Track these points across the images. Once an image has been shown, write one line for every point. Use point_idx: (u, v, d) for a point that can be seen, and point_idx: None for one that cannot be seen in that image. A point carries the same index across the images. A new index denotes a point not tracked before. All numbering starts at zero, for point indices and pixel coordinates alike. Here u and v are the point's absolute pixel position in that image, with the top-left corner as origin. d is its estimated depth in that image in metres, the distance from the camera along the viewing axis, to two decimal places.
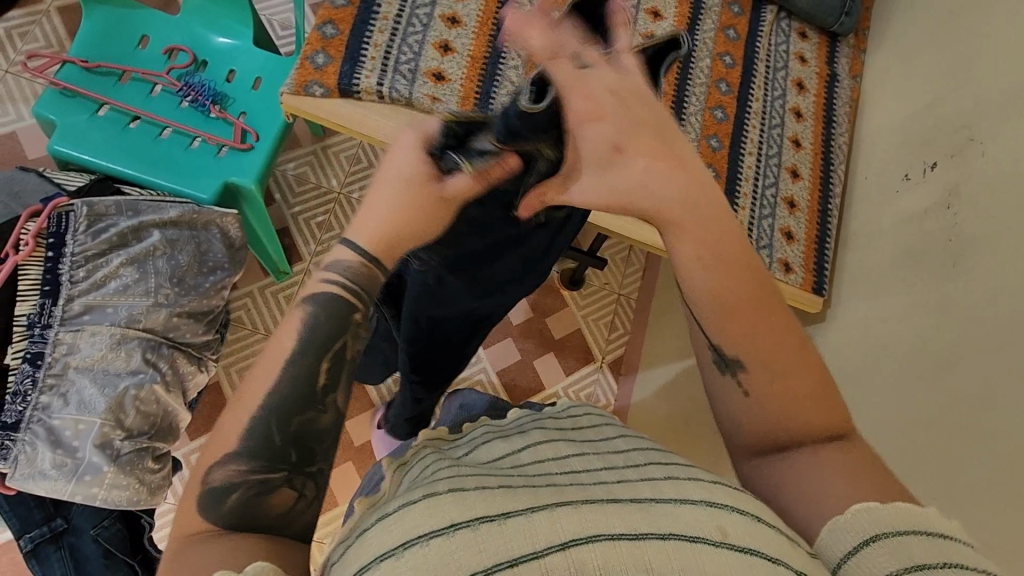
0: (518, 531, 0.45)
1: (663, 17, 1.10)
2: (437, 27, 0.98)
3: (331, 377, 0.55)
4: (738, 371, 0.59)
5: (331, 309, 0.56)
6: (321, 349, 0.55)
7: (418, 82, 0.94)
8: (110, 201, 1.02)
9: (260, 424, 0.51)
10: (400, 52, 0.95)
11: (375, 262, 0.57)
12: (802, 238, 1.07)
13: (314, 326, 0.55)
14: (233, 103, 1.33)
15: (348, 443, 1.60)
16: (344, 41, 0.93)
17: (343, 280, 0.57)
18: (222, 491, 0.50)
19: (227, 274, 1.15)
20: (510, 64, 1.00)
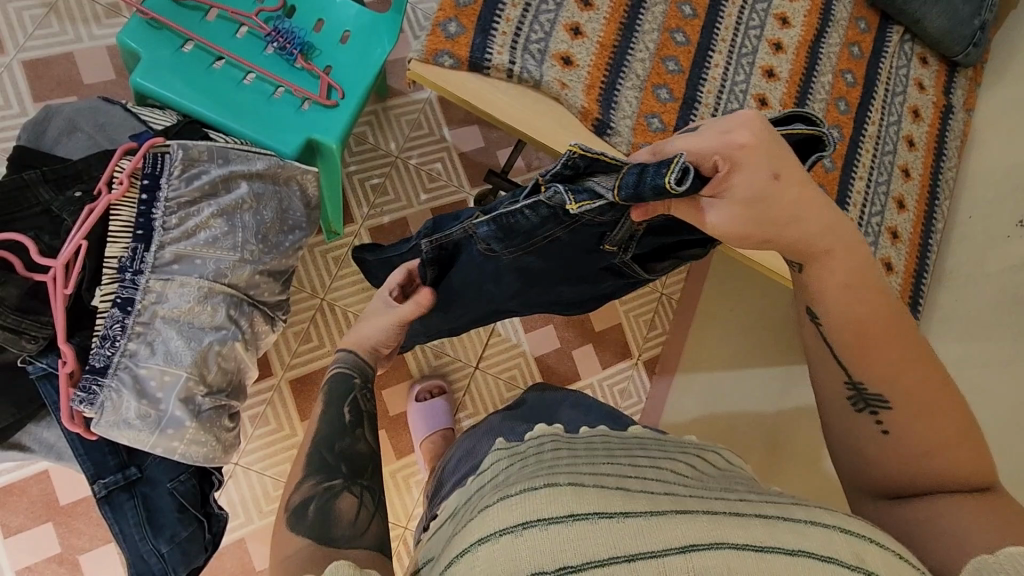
0: (636, 531, 0.48)
1: (792, 25, 1.05)
2: (570, 8, 0.93)
3: (356, 416, 0.82)
4: (877, 408, 0.60)
5: (338, 378, 0.87)
6: (343, 397, 0.84)
7: (547, 64, 0.90)
8: (203, 146, 0.97)
9: (319, 454, 0.75)
10: (532, 29, 0.91)
11: (358, 352, 0.90)
12: (900, 270, 1.05)
13: (331, 384, 0.85)
14: (320, 55, 1.27)
15: (383, 413, 1.57)
16: (477, 10, 0.88)
17: (346, 363, 0.88)
18: (300, 509, 0.68)
19: (304, 234, 1.11)
20: (638, 56, 0.96)
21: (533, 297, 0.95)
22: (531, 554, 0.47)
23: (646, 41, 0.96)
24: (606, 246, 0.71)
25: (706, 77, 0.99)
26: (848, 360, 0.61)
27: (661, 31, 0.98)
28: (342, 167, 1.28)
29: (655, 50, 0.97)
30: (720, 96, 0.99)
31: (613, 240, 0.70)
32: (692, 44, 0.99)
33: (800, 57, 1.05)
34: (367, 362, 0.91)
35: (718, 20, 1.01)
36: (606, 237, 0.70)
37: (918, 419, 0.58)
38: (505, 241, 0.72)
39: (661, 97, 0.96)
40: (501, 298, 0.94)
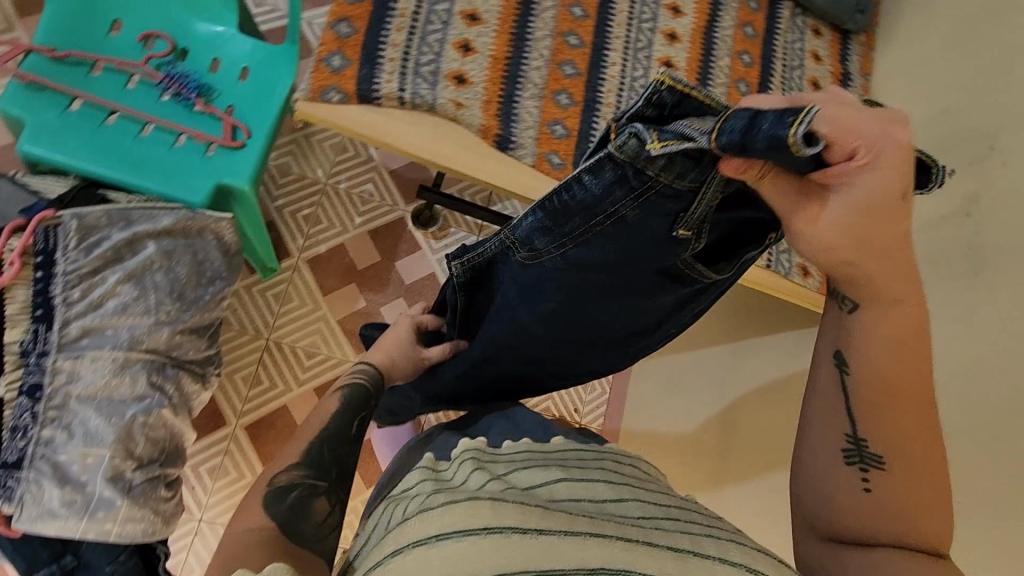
0: (548, 548, 0.49)
1: (683, 14, 1.07)
2: (458, 26, 0.92)
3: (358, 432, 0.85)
4: (869, 467, 0.61)
5: (358, 389, 0.91)
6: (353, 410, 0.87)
7: (440, 85, 0.89)
8: (100, 211, 0.95)
9: (317, 449, 0.78)
10: (420, 52, 0.89)
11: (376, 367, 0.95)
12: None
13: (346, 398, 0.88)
14: (220, 95, 1.23)
15: None
16: (361, 41, 0.87)
17: (361, 376, 0.93)
18: (286, 489, 0.72)
19: (225, 283, 1.08)
20: (534, 65, 0.95)
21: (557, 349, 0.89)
22: (442, 565, 0.49)
23: (540, 48, 0.96)
24: (680, 232, 0.63)
25: (606, 76, 0.98)
26: (859, 408, 0.63)
27: (554, 36, 0.98)
28: (260, 209, 1.25)
29: (551, 56, 0.96)
30: (622, 93, 0.99)
31: (687, 224, 0.62)
32: (587, 45, 0.99)
33: (695, 45, 1.06)
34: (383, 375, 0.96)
35: (610, 18, 1.02)
36: (682, 218, 0.61)
37: (901, 483, 0.60)
38: (552, 224, 0.66)
39: (562, 102, 0.95)
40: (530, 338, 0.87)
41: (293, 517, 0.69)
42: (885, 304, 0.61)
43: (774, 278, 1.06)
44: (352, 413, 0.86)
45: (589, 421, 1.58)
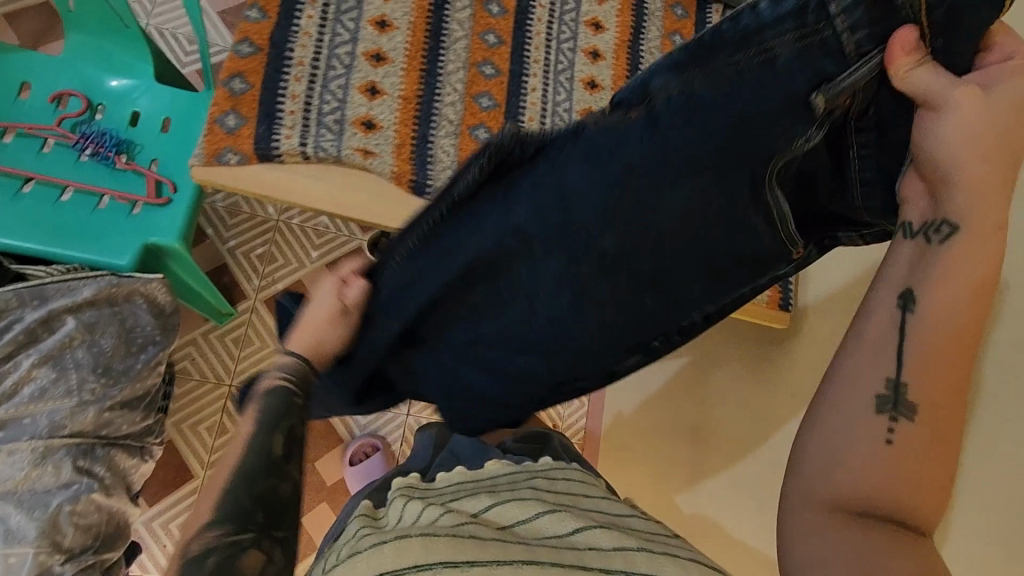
0: None
1: (605, 29, 0.99)
2: (362, 67, 0.88)
3: (284, 451, 0.63)
4: (901, 416, 0.54)
5: (277, 397, 0.65)
6: (273, 423, 0.64)
7: (347, 135, 0.85)
8: (10, 293, 0.92)
9: (233, 495, 0.59)
10: (322, 100, 0.85)
11: (308, 361, 0.68)
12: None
13: (265, 408, 0.64)
14: (142, 150, 1.19)
15: (320, 485, 1.46)
16: (257, 95, 0.84)
17: (287, 376, 0.66)
18: (201, 555, 0.56)
19: (161, 347, 1.03)
20: (447, 101, 0.90)
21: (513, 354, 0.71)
22: None
23: (453, 82, 0.91)
24: (818, 98, 0.56)
25: (526, 105, 0.93)
26: (913, 360, 0.56)
27: (468, 67, 0.92)
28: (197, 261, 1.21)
29: (465, 89, 0.91)
30: (543, 121, 0.94)
31: (831, 97, 0.56)
32: (504, 72, 0.94)
33: (621, 61, 0.99)
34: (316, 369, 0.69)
35: (527, 41, 0.96)
36: (836, 81, 0.56)
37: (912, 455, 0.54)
38: (686, 81, 0.57)
39: (480, 136, 0.91)
40: (505, 300, 0.66)
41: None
42: (973, 237, 0.56)
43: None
44: (284, 417, 0.64)
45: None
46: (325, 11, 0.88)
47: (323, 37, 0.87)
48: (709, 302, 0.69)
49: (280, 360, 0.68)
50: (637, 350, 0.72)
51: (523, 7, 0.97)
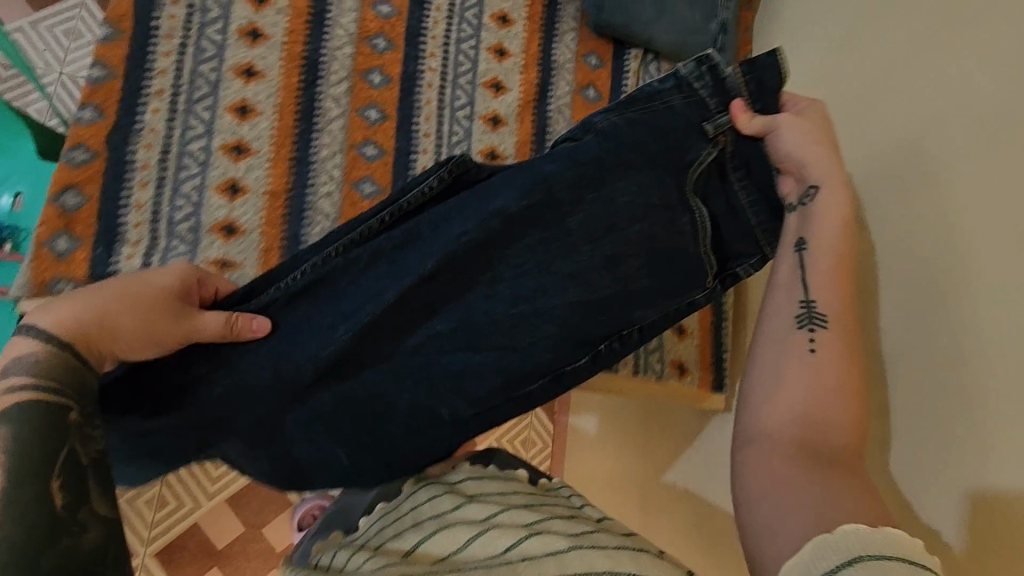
0: None
1: (507, 90, 0.89)
2: (219, 164, 0.76)
3: (72, 495, 0.42)
4: (816, 326, 0.62)
5: (36, 419, 0.44)
6: (44, 467, 0.42)
7: (203, 244, 0.74)
8: None
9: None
10: (173, 205, 0.74)
11: (67, 345, 0.50)
12: (696, 330, 0.91)
13: (19, 445, 0.42)
14: None
15: (269, 553, 1.18)
16: (101, 172, 0.72)
17: (27, 377, 0.46)
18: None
19: None
20: (322, 192, 0.79)
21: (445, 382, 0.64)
22: None
23: (330, 130, 0.81)
24: (706, 130, 0.70)
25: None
26: (817, 263, 0.64)
27: (346, 149, 0.81)
28: None
29: (342, 177, 0.80)
30: (439, 154, 0.84)
31: (713, 127, 0.70)
32: (389, 151, 0.82)
33: (525, 123, 0.89)
34: (82, 355, 0.51)
35: (415, 113, 0.84)
36: (710, 117, 0.70)
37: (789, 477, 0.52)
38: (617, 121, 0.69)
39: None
40: (472, 286, 0.65)
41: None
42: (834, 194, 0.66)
43: (639, 386, 0.88)
44: (58, 441, 0.44)
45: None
46: (174, 97, 0.76)
47: (172, 132, 0.75)
48: (648, 311, 0.69)
49: (14, 352, 0.49)
50: (582, 350, 0.68)
51: (409, 73, 0.85)
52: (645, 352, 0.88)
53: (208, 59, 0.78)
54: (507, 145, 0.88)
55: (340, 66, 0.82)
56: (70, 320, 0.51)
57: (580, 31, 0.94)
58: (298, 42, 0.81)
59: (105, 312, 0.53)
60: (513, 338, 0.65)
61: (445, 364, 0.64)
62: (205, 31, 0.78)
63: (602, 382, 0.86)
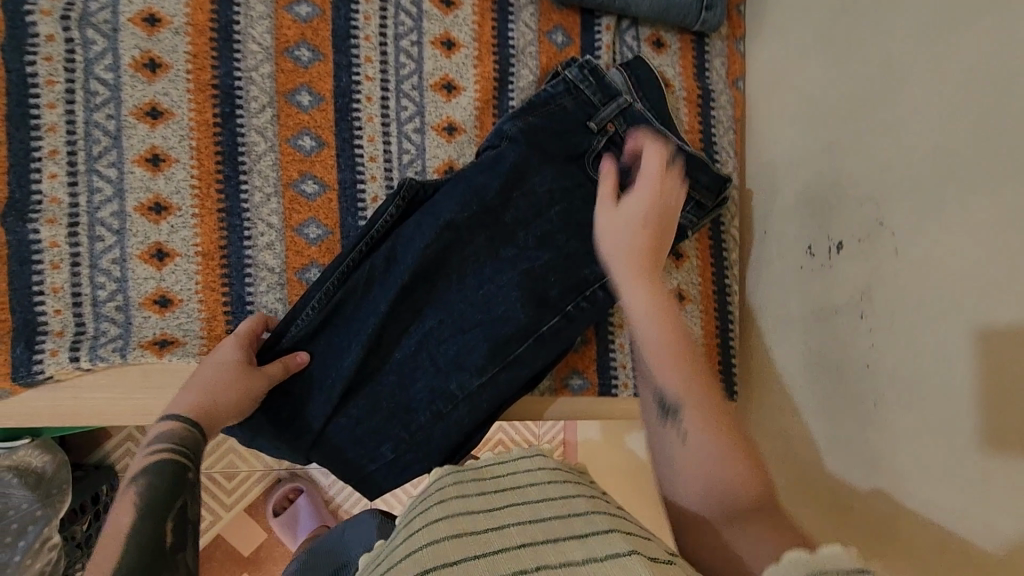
0: None
1: (461, 89, 0.76)
2: (138, 228, 0.66)
3: (178, 538, 0.48)
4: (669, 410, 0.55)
5: (161, 476, 0.52)
6: (160, 512, 0.49)
7: (136, 322, 0.66)
8: None
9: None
10: (95, 285, 0.65)
11: (198, 426, 0.59)
12: (699, 338, 0.83)
13: (148, 491, 0.50)
14: None
15: None
16: (3, 257, 0.63)
17: (168, 444, 0.56)
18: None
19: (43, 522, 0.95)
20: (261, 243, 0.70)
21: (440, 365, 0.72)
22: None
23: (261, 168, 0.70)
24: (592, 125, 0.75)
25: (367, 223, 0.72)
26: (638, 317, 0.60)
27: (282, 189, 0.71)
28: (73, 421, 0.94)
29: (281, 223, 0.71)
30: (389, 179, 0.74)
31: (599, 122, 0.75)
32: (331, 184, 0.72)
33: (486, 126, 0.78)
34: (205, 433, 0.60)
35: (355, 134, 0.73)
36: (596, 114, 0.75)
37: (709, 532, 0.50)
38: (530, 129, 0.73)
39: (312, 279, 0.71)
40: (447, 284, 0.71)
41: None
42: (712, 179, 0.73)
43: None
44: (174, 497, 0.51)
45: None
46: (72, 157, 0.65)
47: (78, 198, 0.65)
48: (601, 267, 0.74)
49: (155, 428, 0.58)
50: (553, 311, 0.73)
51: (343, 88, 0.73)
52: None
53: (103, 103, 0.66)
54: (467, 152, 0.77)
55: (260, 91, 0.70)
56: (192, 403, 0.60)
57: (541, 2, 0.79)
58: (206, 67, 0.69)
59: (216, 392, 0.62)
60: (489, 314, 0.71)
61: (442, 352, 0.71)
62: (92, 70, 0.66)
63: (602, 408, 0.80)
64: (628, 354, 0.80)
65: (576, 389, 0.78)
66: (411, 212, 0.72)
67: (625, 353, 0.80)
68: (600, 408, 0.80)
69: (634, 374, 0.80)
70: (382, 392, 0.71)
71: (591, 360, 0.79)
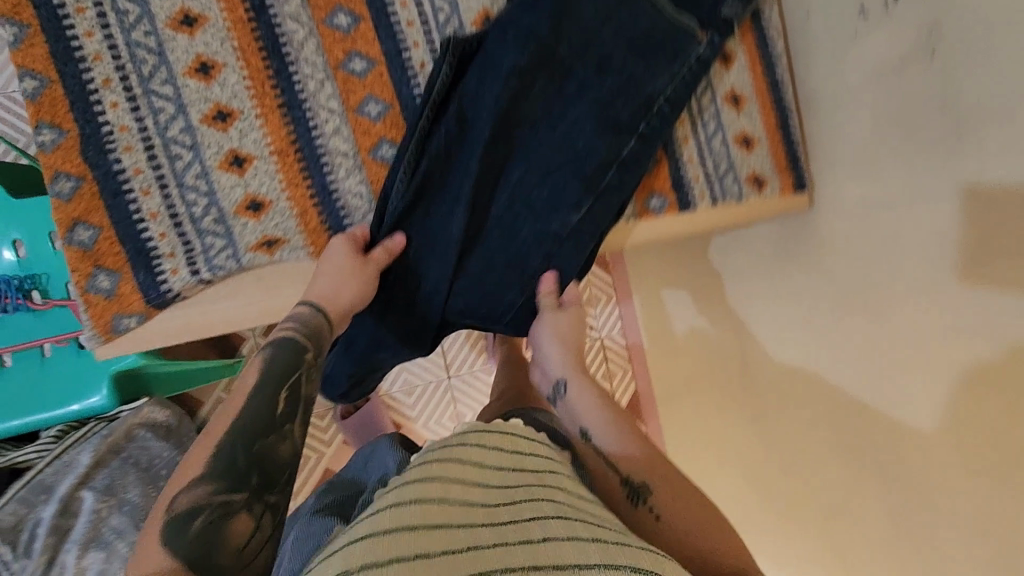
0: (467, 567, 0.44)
1: None
2: (210, 140, 0.67)
3: (290, 409, 0.59)
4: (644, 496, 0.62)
5: (283, 350, 0.62)
6: (279, 383, 0.60)
7: (237, 230, 0.68)
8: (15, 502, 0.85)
9: (228, 446, 0.54)
10: (188, 202, 0.66)
11: (322, 314, 0.66)
12: (763, 136, 0.85)
13: (272, 364, 0.61)
14: (51, 279, 0.99)
15: None
16: (96, 193, 0.64)
17: (296, 328, 0.64)
18: (188, 514, 0.49)
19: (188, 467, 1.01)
20: (329, 130, 0.70)
21: (537, 210, 0.75)
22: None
23: (307, 56, 0.69)
24: None
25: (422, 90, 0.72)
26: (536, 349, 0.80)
27: (333, 73, 0.70)
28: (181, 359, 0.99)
29: (342, 106, 0.71)
30: (431, 42, 0.73)
31: None
32: (377, 57, 0.72)
33: None
34: (330, 325, 0.67)
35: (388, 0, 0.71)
36: None
37: (671, 496, 0.62)
38: None
39: (387, 155, 0.72)
40: (524, 129, 0.73)
41: (198, 555, 0.48)
42: None
43: (720, 212, 0.86)
44: (295, 366, 0.62)
45: (610, 338, 1.34)
46: (126, 82, 0.64)
47: (144, 121, 0.65)
48: (663, 81, 0.75)
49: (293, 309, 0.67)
50: (628, 134, 0.74)
51: None
52: (718, 177, 0.83)
53: (137, 21, 0.64)
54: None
55: None
56: (324, 292, 0.66)
57: None
58: None
59: (339, 287, 0.67)
60: (572, 151, 0.74)
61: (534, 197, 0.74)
62: None
63: (682, 221, 0.85)
64: (698, 165, 0.83)
65: (657, 209, 0.82)
66: (464, 71, 0.70)
67: (693, 164, 0.83)
68: (679, 220, 0.85)
69: (707, 183, 0.83)
70: (485, 249, 0.75)
71: (665, 179, 0.82)
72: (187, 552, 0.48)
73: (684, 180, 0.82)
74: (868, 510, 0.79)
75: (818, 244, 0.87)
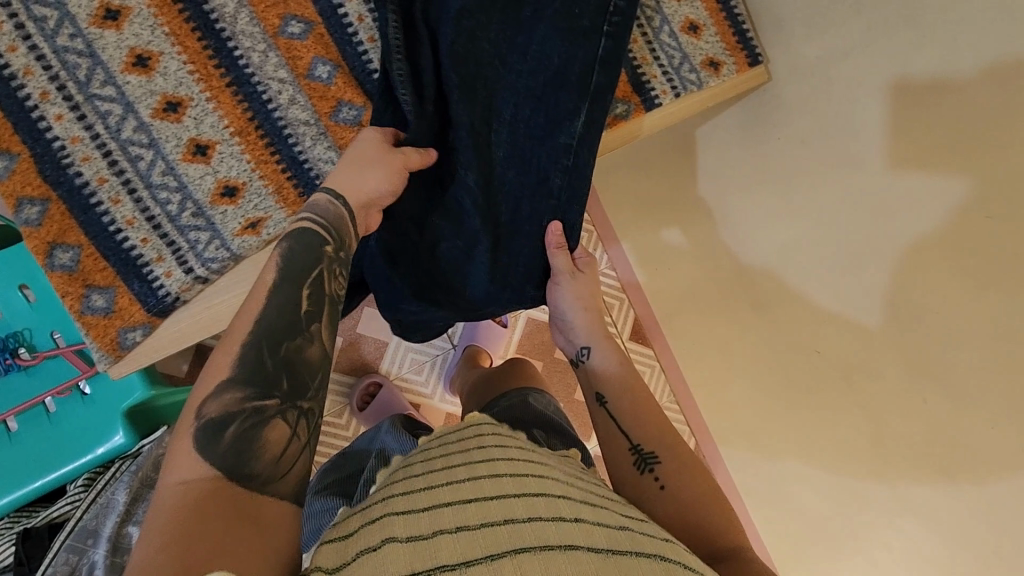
0: (510, 533, 0.43)
1: None
2: (167, 133, 0.65)
3: (314, 306, 0.56)
4: (653, 466, 0.67)
5: (303, 240, 0.58)
6: (300, 277, 0.56)
7: (218, 218, 0.67)
8: (65, 551, 0.84)
9: (253, 351, 0.50)
10: (161, 201, 0.65)
11: (342, 200, 0.62)
12: (707, 20, 0.86)
13: (293, 256, 0.57)
14: (34, 332, 0.94)
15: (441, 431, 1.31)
16: (66, 212, 0.63)
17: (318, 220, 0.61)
18: (220, 421, 0.47)
19: None
20: (285, 101, 0.68)
21: (538, 136, 0.74)
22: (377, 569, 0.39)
23: (244, 29, 0.66)
24: None
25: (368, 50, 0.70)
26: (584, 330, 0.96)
27: (273, 41, 0.68)
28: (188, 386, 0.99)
29: (292, 75, 0.69)
30: None
31: None
32: (314, 18, 0.69)
33: None
34: (351, 214, 0.63)
35: None
36: None
37: (678, 471, 0.66)
38: None
39: (349, 117, 0.71)
40: (495, 63, 0.72)
41: (233, 462, 0.45)
42: None
43: (684, 104, 0.87)
44: (315, 259, 0.58)
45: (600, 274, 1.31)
46: (65, 91, 0.62)
47: (96, 128, 0.63)
48: None
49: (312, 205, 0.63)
50: (597, 36, 0.72)
51: None
52: (675, 70, 0.84)
53: (59, 26, 0.61)
54: None
55: None
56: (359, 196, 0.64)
57: None
58: None
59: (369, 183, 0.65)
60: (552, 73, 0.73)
61: (517, 123, 0.74)
62: None
63: (655, 120, 0.86)
64: (654, 63, 0.83)
65: (626, 115, 0.83)
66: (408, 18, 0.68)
67: (649, 62, 0.83)
68: (648, 122, 0.85)
69: (666, 78, 0.84)
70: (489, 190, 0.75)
71: (627, 84, 0.83)
72: (223, 461, 0.45)
73: (645, 83, 0.83)
74: (878, 357, 0.84)
75: (786, 114, 0.90)
